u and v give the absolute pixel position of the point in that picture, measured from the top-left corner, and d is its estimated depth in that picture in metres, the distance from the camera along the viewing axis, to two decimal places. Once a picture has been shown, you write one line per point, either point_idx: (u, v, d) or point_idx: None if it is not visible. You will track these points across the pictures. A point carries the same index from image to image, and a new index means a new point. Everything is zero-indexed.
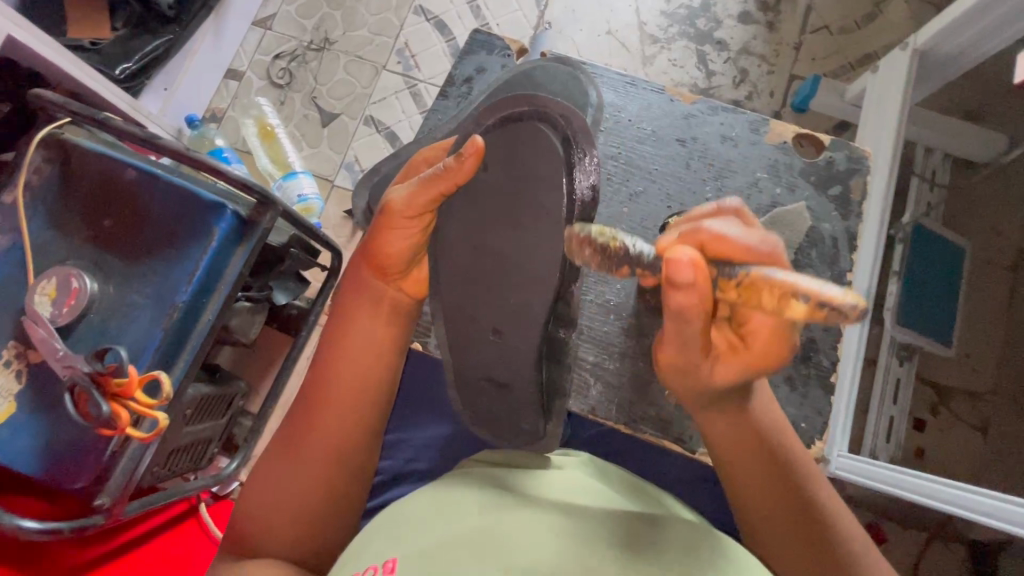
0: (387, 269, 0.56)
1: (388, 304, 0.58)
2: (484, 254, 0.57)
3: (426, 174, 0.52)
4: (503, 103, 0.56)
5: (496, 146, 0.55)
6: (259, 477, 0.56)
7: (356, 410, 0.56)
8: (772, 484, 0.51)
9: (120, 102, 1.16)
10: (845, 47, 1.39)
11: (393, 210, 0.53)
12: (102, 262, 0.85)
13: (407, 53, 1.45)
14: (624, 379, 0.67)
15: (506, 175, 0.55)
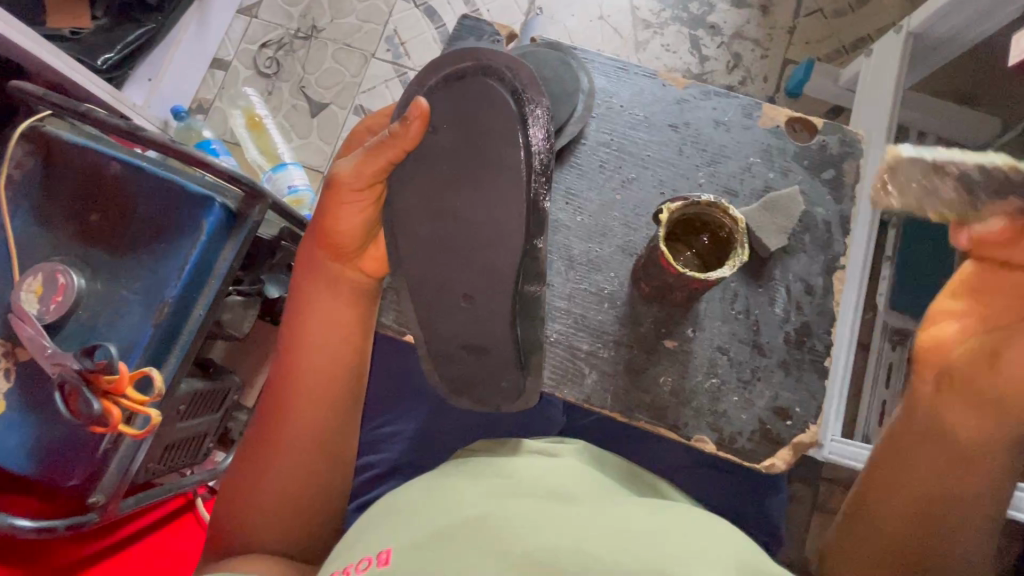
0: (343, 246, 0.59)
1: (346, 281, 0.60)
2: (447, 219, 0.54)
3: (371, 142, 0.53)
4: (444, 60, 0.52)
5: (440, 101, 0.52)
6: (240, 471, 0.58)
7: (326, 388, 0.59)
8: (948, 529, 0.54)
9: (103, 94, 1.13)
10: (839, 30, 1.38)
11: (343, 181, 0.55)
12: (89, 258, 0.84)
13: (396, 40, 1.43)
14: (619, 367, 0.63)
15: (457, 134, 0.52)
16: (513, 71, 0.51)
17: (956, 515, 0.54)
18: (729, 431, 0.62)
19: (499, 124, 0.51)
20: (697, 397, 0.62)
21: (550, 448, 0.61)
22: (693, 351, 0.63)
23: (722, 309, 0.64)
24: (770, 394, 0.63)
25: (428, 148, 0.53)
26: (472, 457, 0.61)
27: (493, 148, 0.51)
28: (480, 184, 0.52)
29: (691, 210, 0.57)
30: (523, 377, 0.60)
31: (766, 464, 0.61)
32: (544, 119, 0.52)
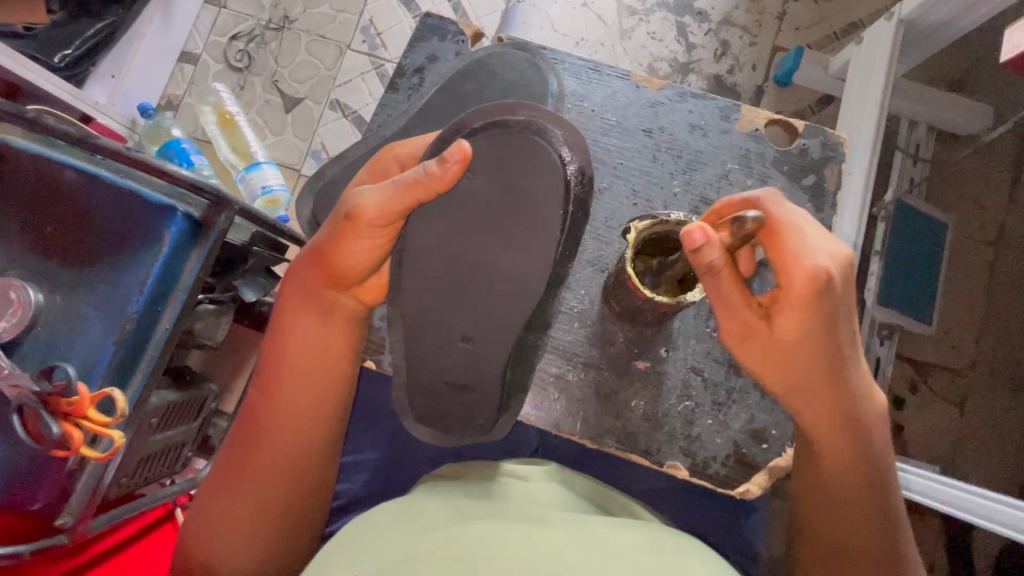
0: (344, 279, 0.52)
1: (340, 310, 0.54)
2: (463, 265, 0.49)
3: (398, 179, 0.46)
4: (490, 108, 0.47)
5: (484, 148, 0.46)
6: (211, 497, 0.54)
7: (309, 422, 0.54)
8: (856, 523, 0.53)
9: (63, 93, 1.08)
10: (830, 15, 1.34)
11: (362, 217, 0.47)
12: (47, 272, 0.81)
13: (372, 31, 1.37)
14: (589, 392, 0.61)
15: (494, 186, 0.46)
16: (567, 137, 0.47)
17: (853, 495, 0.53)
18: (702, 457, 0.61)
19: (547, 184, 0.46)
20: (670, 421, 0.61)
21: (524, 471, 0.60)
22: (665, 373, 0.61)
23: (696, 328, 0.62)
24: (745, 417, 0.61)
25: (461, 194, 0.47)
26: (443, 478, 0.58)
27: (537, 204, 0.46)
28: (511, 240, 0.47)
29: (660, 229, 0.55)
30: (499, 415, 0.56)
31: (739, 490, 0.60)
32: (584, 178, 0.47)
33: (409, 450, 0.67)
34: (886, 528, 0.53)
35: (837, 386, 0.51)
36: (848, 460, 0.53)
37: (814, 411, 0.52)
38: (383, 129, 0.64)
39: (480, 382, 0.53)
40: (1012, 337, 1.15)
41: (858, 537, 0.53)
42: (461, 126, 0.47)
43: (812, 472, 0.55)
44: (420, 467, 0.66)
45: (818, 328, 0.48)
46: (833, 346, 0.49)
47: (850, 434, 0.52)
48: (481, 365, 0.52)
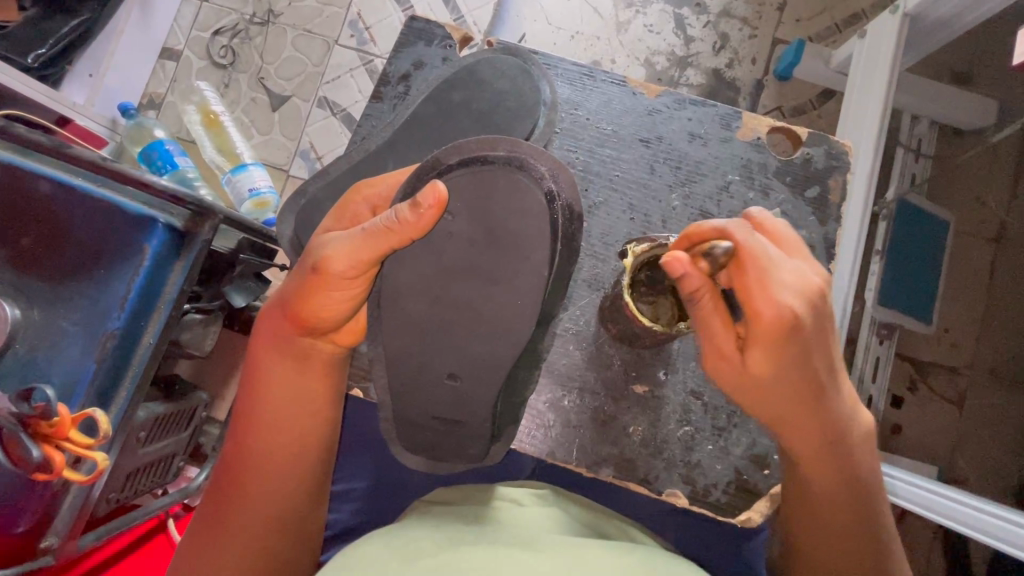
0: (317, 328, 0.49)
1: (317, 357, 0.51)
2: (448, 307, 0.46)
3: (368, 226, 0.42)
4: (468, 144, 0.44)
5: (463, 189, 0.43)
6: (188, 561, 0.50)
7: (290, 471, 0.52)
8: (843, 543, 0.52)
9: (38, 95, 1.04)
10: (831, 5, 1.30)
11: (331, 267, 0.44)
12: (24, 288, 0.77)
13: (360, 25, 1.33)
14: (585, 419, 0.59)
15: (477, 228, 0.44)
16: (553, 173, 0.45)
17: (847, 515, 0.52)
18: (702, 485, 0.59)
19: (535, 226, 0.44)
20: (669, 448, 0.59)
21: (519, 496, 0.58)
22: (664, 397, 0.59)
23: (696, 349, 0.60)
24: (746, 442, 0.60)
25: (443, 237, 0.44)
26: (436, 504, 0.57)
27: (523, 248, 0.44)
28: (498, 281, 0.45)
29: (660, 251, 0.53)
30: (491, 444, 0.55)
31: (740, 519, 0.59)
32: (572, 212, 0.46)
33: (402, 474, 0.65)
34: (873, 546, 0.52)
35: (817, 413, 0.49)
36: (833, 483, 0.51)
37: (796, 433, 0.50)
38: (367, 142, 0.61)
39: (471, 417, 0.51)
40: (1012, 335, 1.14)
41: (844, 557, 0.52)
42: (436, 164, 0.44)
43: (801, 495, 0.53)
44: (414, 492, 0.64)
45: (794, 361, 0.46)
46: (812, 376, 0.47)
47: (834, 457, 0.51)
48: (471, 400, 0.50)
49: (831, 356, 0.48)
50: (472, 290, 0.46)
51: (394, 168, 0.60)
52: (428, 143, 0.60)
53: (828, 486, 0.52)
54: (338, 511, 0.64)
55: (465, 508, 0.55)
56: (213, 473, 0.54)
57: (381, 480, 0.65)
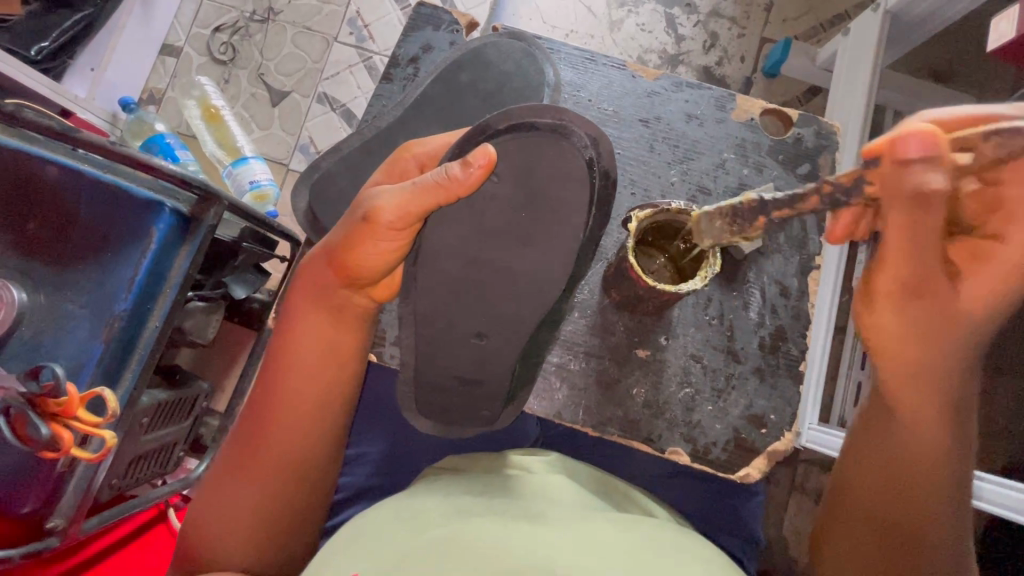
0: (359, 278, 0.53)
1: (351, 310, 0.56)
2: (480, 267, 0.50)
3: (419, 181, 0.46)
4: (522, 109, 0.47)
5: (508, 151, 0.46)
6: (213, 495, 0.54)
7: (314, 421, 0.55)
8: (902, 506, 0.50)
9: (40, 86, 1.05)
10: (816, 7, 1.35)
11: (380, 218, 0.48)
12: (30, 271, 0.78)
13: (359, 23, 1.35)
14: (591, 381, 0.63)
15: (520, 191, 0.47)
16: (594, 141, 0.47)
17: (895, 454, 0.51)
18: (703, 443, 0.62)
19: (575, 192, 0.48)
20: (671, 408, 0.63)
21: (528, 463, 0.59)
22: (665, 360, 0.63)
23: (695, 316, 0.64)
24: (743, 403, 0.63)
25: (485, 198, 0.47)
26: (446, 471, 0.58)
27: (562, 211, 0.48)
28: (532, 243, 0.48)
29: (661, 217, 0.57)
30: (506, 405, 0.59)
31: (739, 475, 0.62)
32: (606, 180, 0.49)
33: (411, 440, 0.66)
34: (949, 528, 0.49)
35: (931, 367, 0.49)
36: (918, 447, 0.50)
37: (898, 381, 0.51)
38: (380, 121, 0.66)
39: (489, 375, 0.55)
40: None
41: (908, 525, 0.50)
42: (485, 128, 0.47)
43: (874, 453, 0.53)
44: (423, 458, 0.66)
45: (961, 298, 0.44)
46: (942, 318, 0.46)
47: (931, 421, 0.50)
48: (498, 355, 0.54)
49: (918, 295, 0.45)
50: (502, 253, 0.49)
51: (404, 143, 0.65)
52: (441, 120, 0.65)
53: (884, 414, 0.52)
54: (350, 475, 0.66)
55: (475, 476, 0.56)
56: (240, 418, 0.57)
57: (390, 448, 0.66)
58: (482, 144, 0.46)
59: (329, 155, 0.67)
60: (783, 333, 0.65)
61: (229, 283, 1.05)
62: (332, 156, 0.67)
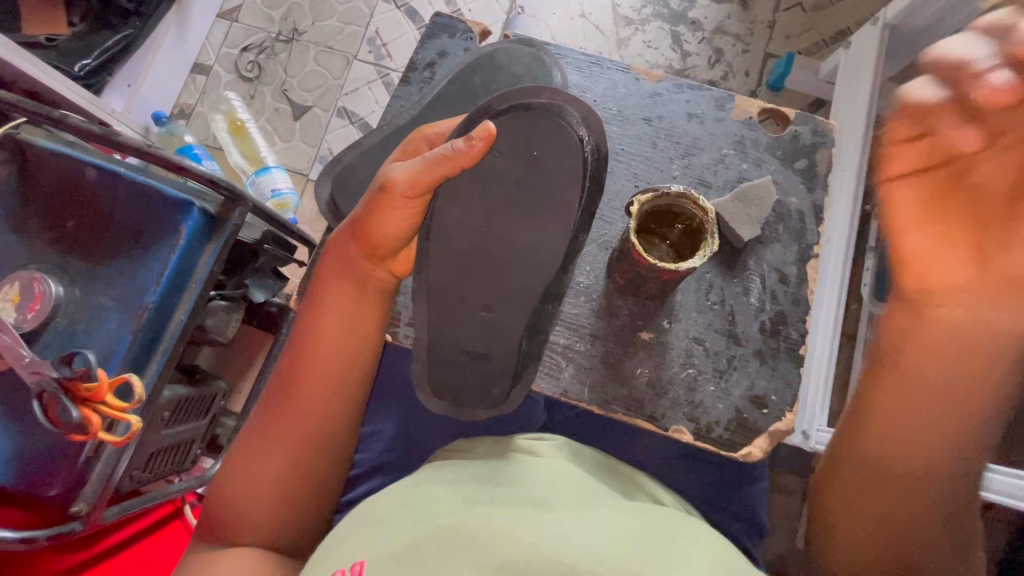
0: (379, 248, 0.58)
1: (373, 282, 0.60)
2: (489, 239, 0.56)
3: (429, 155, 0.52)
4: (514, 91, 0.52)
5: (509, 128, 0.52)
6: (235, 469, 0.57)
7: (333, 396, 0.59)
8: (940, 464, 0.51)
9: (80, 100, 1.12)
10: (818, 24, 1.39)
11: (395, 188, 0.54)
12: (66, 265, 0.83)
13: (377, 42, 1.42)
14: (596, 361, 0.68)
15: (519, 164, 0.53)
16: (585, 119, 0.52)
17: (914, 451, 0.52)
18: (706, 421, 0.67)
19: (568, 165, 0.53)
20: (674, 389, 0.67)
21: (536, 446, 0.58)
22: (669, 342, 0.68)
23: (698, 301, 0.69)
24: (745, 384, 0.67)
25: (491, 171, 0.53)
26: (455, 452, 0.59)
27: (558, 184, 0.53)
28: (536, 217, 0.54)
29: (661, 202, 0.62)
30: (513, 385, 0.63)
31: (742, 452, 0.66)
32: (596, 155, 0.54)
33: (424, 419, 0.70)
34: (972, 477, 0.51)
35: (952, 303, 0.51)
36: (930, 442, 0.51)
37: (958, 319, 0.50)
38: (399, 119, 0.75)
39: (495, 350, 0.61)
40: None
41: (935, 479, 0.51)
42: (487, 108, 0.52)
43: (917, 406, 0.51)
44: (435, 437, 0.69)
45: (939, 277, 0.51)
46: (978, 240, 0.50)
47: (956, 378, 0.50)
48: (506, 328, 0.60)
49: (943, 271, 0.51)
50: (511, 230, 0.55)
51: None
52: (457, 115, 0.73)
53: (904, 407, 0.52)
54: (366, 451, 0.69)
55: (482, 459, 0.55)
56: (265, 391, 0.62)
57: (404, 428, 0.70)
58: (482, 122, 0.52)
59: (353, 150, 0.75)
60: (783, 319, 0.69)
61: (249, 286, 1.08)
62: (355, 152, 0.75)
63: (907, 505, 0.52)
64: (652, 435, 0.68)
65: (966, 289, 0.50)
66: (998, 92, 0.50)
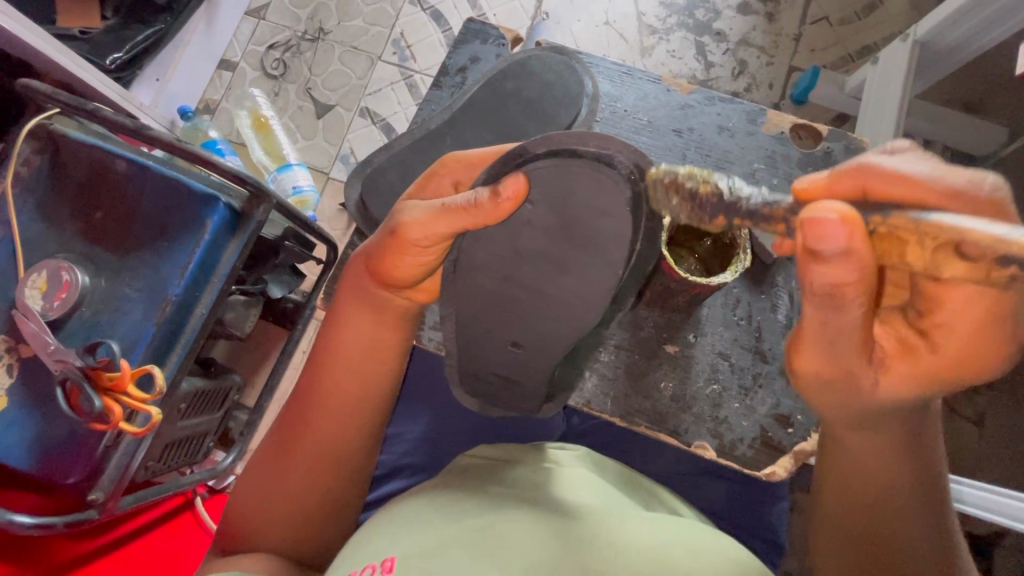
0: (395, 283, 0.56)
1: (393, 308, 0.59)
2: (516, 285, 0.51)
3: (448, 204, 0.47)
4: (562, 136, 0.44)
5: (547, 181, 0.44)
6: (255, 480, 0.58)
7: (355, 414, 0.59)
8: (882, 498, 0.50)
9: (109, 92, 1.14)
10: (845, 38, 1.38)
11: (407, 235, 0.50)
12: (94, 256, 0.84)
13: (402, 44, 1.43)
14: (620, 372, 0.69)
15: (554, 218, 0.46)
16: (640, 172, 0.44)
17: (873, 502, 0.50)
18: (730, 439, 0.66)
19: (615, 227, 0.45)
20: (698, 404, 0.67)
21: (561, 456, 0.58)
22: (694, 356, 0.68)
23: (724, 316, 0.69)
24: (770, 402, 0.67)
25: (522, 223, 0.47)
26: (479, 457, 0.58)
27: (599, 245, 0.47)
28: (569, 271, 0.49)
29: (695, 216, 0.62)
30: (544, 403, 0.65)
31: (767, 472, 0.65)
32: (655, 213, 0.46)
33: (447, 423, 0.71)
34: (934, 509, 0.49)
35: (843, 382, 0.45)
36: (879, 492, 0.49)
37: (826, 401, 0.47)
38: (430, 122, 0.75)
39: (525, 377, 0.61)
40: None
41: (893, 518, 0.49)
42: (522, 152, 0.45)
43: (846, 451, 0.51)
44: (456, 441, 0.70)
45: (880, 383, 0.44)
46: (858, 363, 0.43)
47: (883, 436, 0.48)
48: None
49: (833, 351, 0.44)
50: None
51: (450, 143, 0.74)
52: (488, 122, 0.73)
53: (848, 463, 0.51)
54: (388, 452, 0.71)
55: (506, 465, 0.55)
56: (283, 404, 0.62)
57: (427, 429, 0.71)
58: (512, 170, 0.45)
59: (382, 153, 0.76)
60: None
61: (268, 282, 1.10)
62: (384, 154, 0.76)
63: (877, 553, 0.49)
64: (673, 449, 0.68)
65: (821, 372, 0.45)
66: (824, 185, 0.40)
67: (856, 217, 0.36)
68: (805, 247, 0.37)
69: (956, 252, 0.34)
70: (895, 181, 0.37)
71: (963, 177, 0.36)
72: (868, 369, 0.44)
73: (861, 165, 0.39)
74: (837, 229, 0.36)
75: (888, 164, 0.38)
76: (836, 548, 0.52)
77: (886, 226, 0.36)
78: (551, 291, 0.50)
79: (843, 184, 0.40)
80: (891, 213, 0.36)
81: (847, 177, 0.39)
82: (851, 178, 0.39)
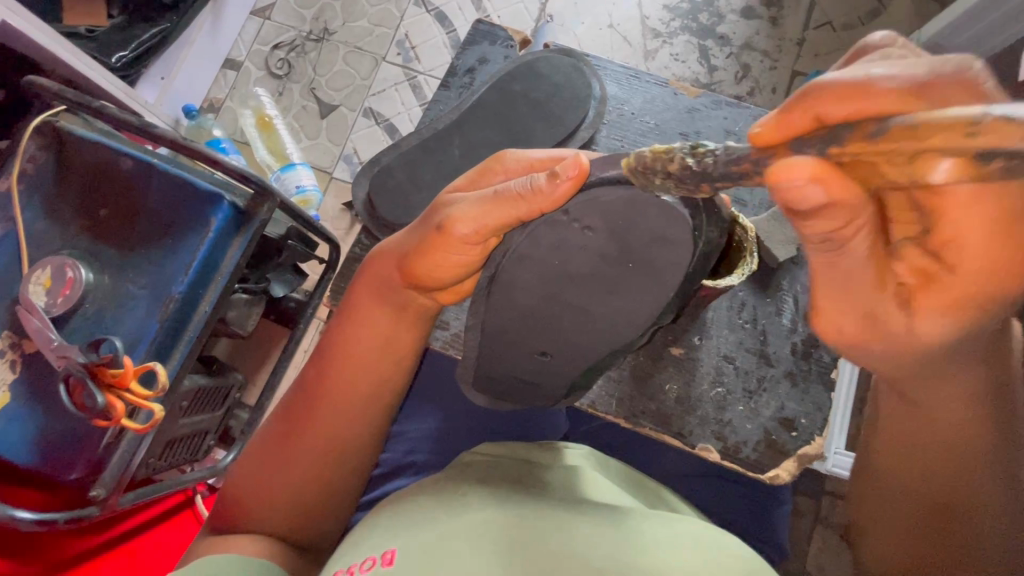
0: (426, 284, 0.56)
1: (414, 308, 0.59)
2: (558, 304, 0.51)
3: (503, 190, 0.46)
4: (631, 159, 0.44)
5: (613, 208, 0.43)
6: (255, 467, 0.59)
7: (362, 414, 0.60)
8: (953, 447, 0.47)
9: (114, 88, 1.14)
10: (849, 43, 1.38)
11: (455, 228, 0.49)
12: (98, 253, 0.84)
13: (407, 44, 1.43)
14: (625, 375, 0.71)
15: (612, 242, 0.45)
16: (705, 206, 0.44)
17: (941, 447, 0.47)
18: (733, 441, 0.67)
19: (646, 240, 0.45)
20: (702, 406, 0.69)
21: (566, 456, 0.58)
22: (698, 359, 0.70)
23: (729, 319, 0.70)
24: (775, 405, 0.68)
25: (575, 247, 0.46)
26: (481, 454, 0.57)
27: (655, 270, 0.47)
28: (613, 292, 0.50)
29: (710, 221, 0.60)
30: (561, 397, 0.66)
31: (770, 474, 0.66)
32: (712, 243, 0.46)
33: (452, 423, 0.71)
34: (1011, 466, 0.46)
35: (881, 341, 0.43)
36: (941, 434, 0.47)
37: (864, 357, 0.46)
38: (437, 123, 0.76)
39: (546, 380, 0.62)
40: None
41: (960, 492, 0.47)
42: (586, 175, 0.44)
43: (910, 416, 0.48)
44: (460, 441, 0.70)
45: (918, 330, 0.41)
46: (877, 309, 0.41)
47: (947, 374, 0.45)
48: None
49: (868, 308, 0.42)
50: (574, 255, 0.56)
51: (457, 144, 0.74)
52: (495, 124, 0.74)
53: (906, 413, 0.49)
54: (393, 451, 0.72)
55: (512, 463, 0.56)
56: (289, 397, 0.62)
57: (432, 429, 0.71)
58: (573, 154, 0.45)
59: (389, 152, 0.76)
60: (814, 340, 0.70)
61: (271, 281, 1.10)
62: (391, 154, 0.76)
63: (929, 512, 0.48)
64: (677, 450, 0.68)
65: (854, 334, 0.44)
66: (780, 127, 0.34)
67: (828, 169, 0.33)
68: (785, 206, 0.36)
69: (932, 159, 0.26)
70: (850, 96, 0.31)
71: (924, 66, 0.31)
72: (897, 312, 0.41)
73: (800, 95, 0.33)
74: (811, 188, 0.33)
75: (830, 81, 0.32)
76: (889, 496, 0.51)
77: (848, 154, 0.31)
78: (571, 298, 0.51)
79: (789, 121, 0.34)
80: (849, 137, 0.31)
81: (791, 111, 0.33)
82: (798, 112, 0.33)
